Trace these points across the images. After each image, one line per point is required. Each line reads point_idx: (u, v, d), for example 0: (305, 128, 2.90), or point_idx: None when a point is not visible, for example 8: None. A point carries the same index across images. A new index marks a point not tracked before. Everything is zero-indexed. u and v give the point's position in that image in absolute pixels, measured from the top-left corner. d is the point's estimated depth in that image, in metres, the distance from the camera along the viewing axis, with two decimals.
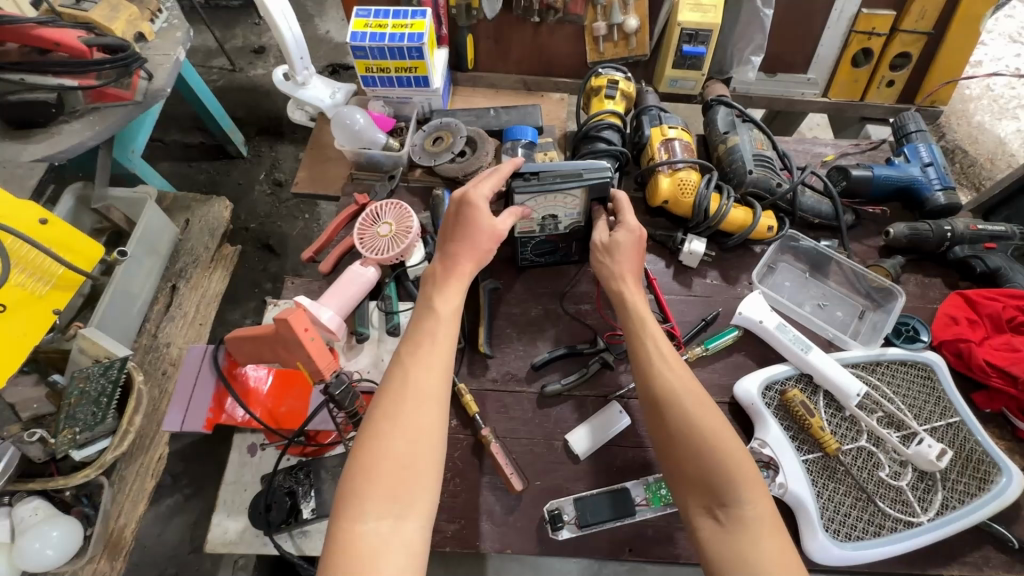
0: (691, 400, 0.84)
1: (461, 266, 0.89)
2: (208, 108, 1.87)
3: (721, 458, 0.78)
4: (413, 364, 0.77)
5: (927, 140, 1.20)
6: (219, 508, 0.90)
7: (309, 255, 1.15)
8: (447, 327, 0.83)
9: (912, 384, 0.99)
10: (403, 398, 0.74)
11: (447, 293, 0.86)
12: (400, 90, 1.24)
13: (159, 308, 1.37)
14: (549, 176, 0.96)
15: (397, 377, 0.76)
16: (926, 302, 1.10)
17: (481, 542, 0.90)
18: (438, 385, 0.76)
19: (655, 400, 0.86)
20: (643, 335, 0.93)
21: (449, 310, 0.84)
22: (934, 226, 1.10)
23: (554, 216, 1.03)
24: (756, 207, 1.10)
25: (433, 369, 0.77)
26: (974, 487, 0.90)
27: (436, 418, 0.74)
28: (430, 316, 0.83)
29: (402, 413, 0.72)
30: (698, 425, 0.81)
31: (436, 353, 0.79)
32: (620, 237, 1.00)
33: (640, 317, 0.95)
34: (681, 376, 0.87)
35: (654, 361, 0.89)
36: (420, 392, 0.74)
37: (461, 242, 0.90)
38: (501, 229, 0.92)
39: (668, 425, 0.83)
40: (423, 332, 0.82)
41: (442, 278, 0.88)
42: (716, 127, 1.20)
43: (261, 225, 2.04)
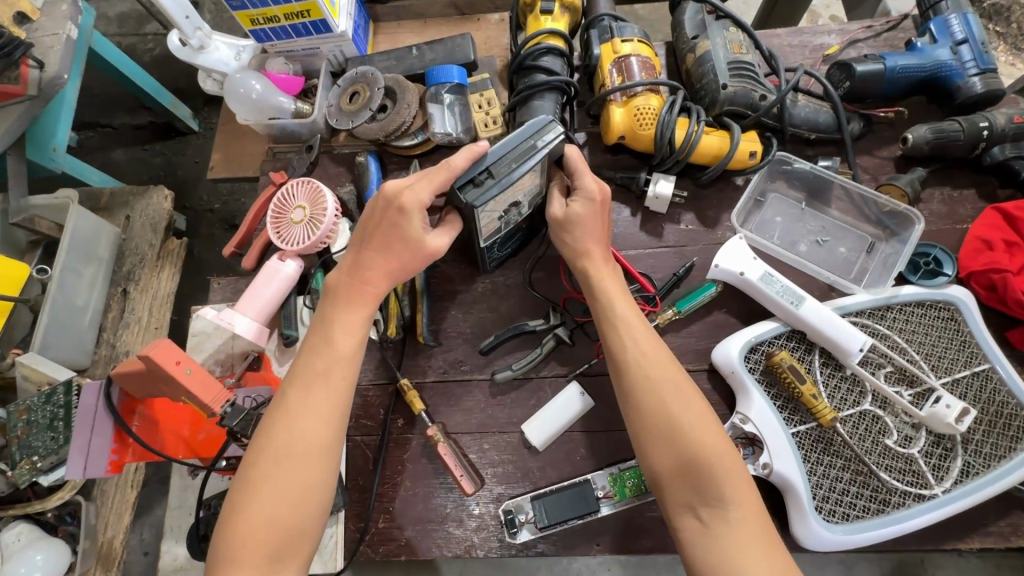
0: (672, 392, 0.69)
1: (374, 285, 0.75)
2: (138, 85, 1.71)
3: (707, 458, 0.64)
4: (298, 409, 0.68)
5: (961, 9, 0.93)
6: (167, 535, 0.86)
7: (231, 250, 1.04)
8: (337, 364, 0.71)
9: (931, 328, 0.82)
10: (283, 454, 0.65)
11: (348, 321, 0.74)
12: (301, 41, 1.04)
13: (113, 316, 1.33)
14: (506, 165, 0.72)
15: (280, 426, 0.67)
16: (953, 223, 0.90)
17: (438, 548, 0.84)
18: (328, 434, 0.67)
19: (629, 392, 0.70)
20: (611, 315, 0.75)
21: (348, 342, 0.72)
22: (966, 124, 0.87)
23: (518, 203, 0.80)
24: (733, 129, 0.89)
25: (321, 417, 0.68)
26: (1003, 448, 0.76)
27: (321, 473, 0.66)
28: (325, 350, 0.72)
29: (280, 470, 0.64)
30: (680, 419, 0.67)
31: (330, 397, 0.69)
32: (577, 209, 0.79)
33: (605, 291, 0.77)
34: (659, 362, 0.71)
35: (627, 345, 0.73)
36: (305, 445, 0.66)
37: (375, 256, 0.75)
38: (436, 247, 0.76)
39: (642, 419, 0.68)
40: (317, 372, 0.70)
41: (349, 292, 0.75)
42: (682, 33, 0.97)
43: (225, 204, 1.91)
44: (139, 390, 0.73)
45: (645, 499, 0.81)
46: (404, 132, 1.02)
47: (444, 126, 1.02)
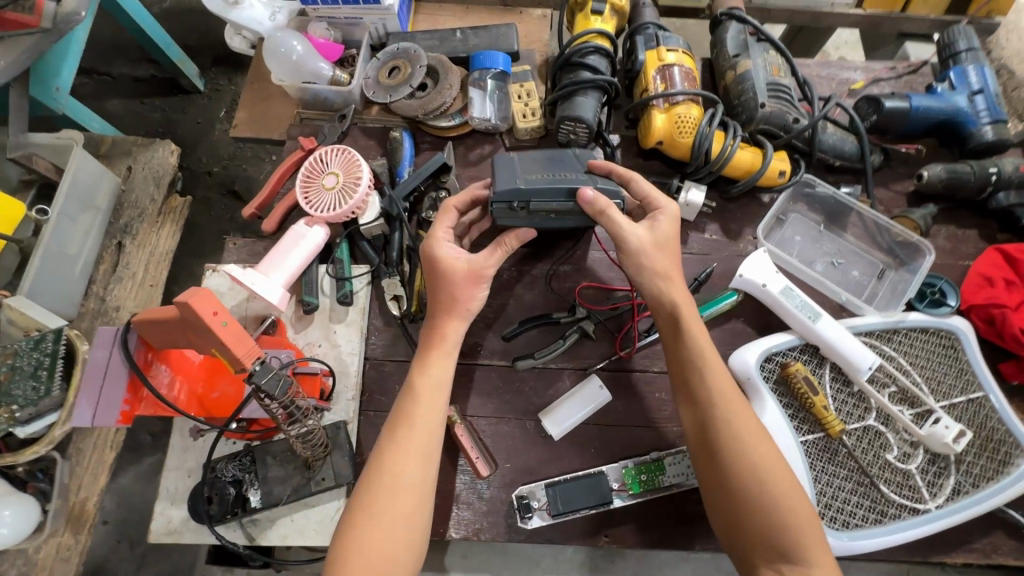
0: (761, 456, 0.68)
1: (444, 329, 0.79)
2: (147, 34, 1.64)
3: (795, 527, 0.64)
4: (398, 450, 0.71)
5: (979, 62, 1.00)
6: (162, 496, 0.83)
7: (251, 212, 1.01)
8: (429, 405, 0.74)
9: (932, 355, 0.87)
10: (393, 488, 0.68)
11: (428, 367, 0.77)
12: (346, 9, 1.03)
13: (105, 269, 1.26)
14: (542, 211, 0.78)
15: (376, 468, 0.70)
16: (957, 259, 0.96)
17: (445, 528, 0.83)
18: (422, 473, 0.70)
19: (716, 452, 0.70)
20: (701, 371, 0.74)
21: (427, 388, 0.75)
22: (977, 168, 0.93)
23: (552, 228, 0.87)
24: (765, 148, 0.93)
25: (410, 456, 0.70)
26: (992, 470, 0.81)
27: (415, 505, 0.68)
28: (408, 397, 0.75)
29: (382, 504, 0.67)
30: (769, 486, 0.66)
31: (420, 438, 0.72)
32: (665, 227, 0.79)
33: (694, 342, 0.75)
34: (748, 425, 0.70)
35: (711, 389, 0.72)
36: (395, 478, 0.69)
37: (442, 304, 0.79)
38: (481, 267, 0.79)
39: (726, 465, 0.69)
40: (403, 416, 0.73)
41: (428, 342, 0.78)
42: (724, 50, 1.00)
43: (224, 168, 1.86)
44: (162, 340, 0.70)
45: (657, 495, 0.82)
46: (442, 113, 1.02)
47: (484, 112, 1.02)
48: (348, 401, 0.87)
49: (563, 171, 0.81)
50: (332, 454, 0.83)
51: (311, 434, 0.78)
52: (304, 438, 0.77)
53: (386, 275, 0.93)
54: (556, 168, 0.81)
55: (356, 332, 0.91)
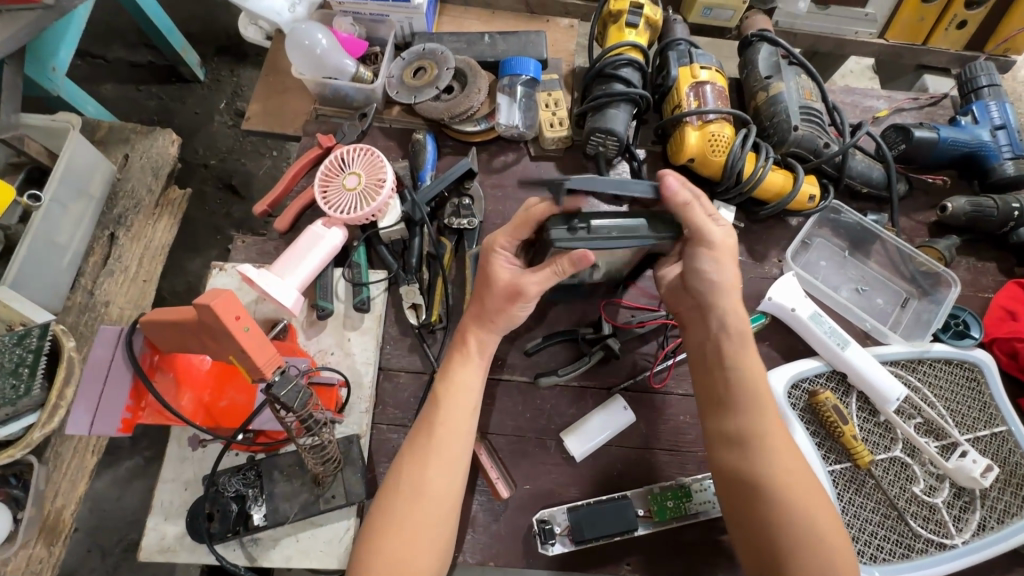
0: (801, 480, 0.67)
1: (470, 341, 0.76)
2: (150, 19, 1.58)
3: (829, 553, 0.62)
4: (420, 457, 0.68)
5: (1000, 98, 1.02)
6: (155, 510, 0.77)
7: (262, 209, 0.96)
8: (457, 410, 0.71)
9: (956, 387, 0.87)
10: (414, 499, 0.66)
11: (464, 368, 0.74)
12: (373, 5, 1.00)
13: (95, 261, 1.19)
14: (604, 230, 0.70)
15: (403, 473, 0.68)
16: (977, 291, 0.96)
17: (459, 552, 0.79)
18: (450, 481, 0.68)
19: (758, 472, 0.67)
20: (748, 388, 0.72)
21: (448, 392, 0.73)
22: (1001, 202, 0.94)
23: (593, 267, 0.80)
24: (797, 171, 0.93)
25: (430, 464, 0.68)
26: (1016, 506, 0.80)
27: (435, 515, 0.66)
28: (430, 404, 0.73)
29: (402, 514, 0.65)
30: (810, 509, 0.65)
31: (445, 446, 0.69)
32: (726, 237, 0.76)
33: (741, 362, 0.74)
34: (788, 448, 0.69)
35: (759, 411, 0.71)
36: (415, 486, 0.67)
37: (480, 306, 0.76)
38: (526, 285, 0.74)
39: (773, 489, 0.66)
40: (425, 423, 0.71)
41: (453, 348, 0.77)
42: (755, 71, 1.00)
43: (222, 161, 1.79)
44: (171, 344, 0.65)
45: (683, 523, 0.79)
46: (468, 117, 0.99)
47: (511, 119, 0.99)
48: (362, 414, 0.83)
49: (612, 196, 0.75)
50: (344, 470, 0.78)
51: (324, 448, 0.73)
52: (316, 453, 0.72)
53: (404, 282, 0.89)
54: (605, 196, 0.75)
55: (372, 340, 0.87)
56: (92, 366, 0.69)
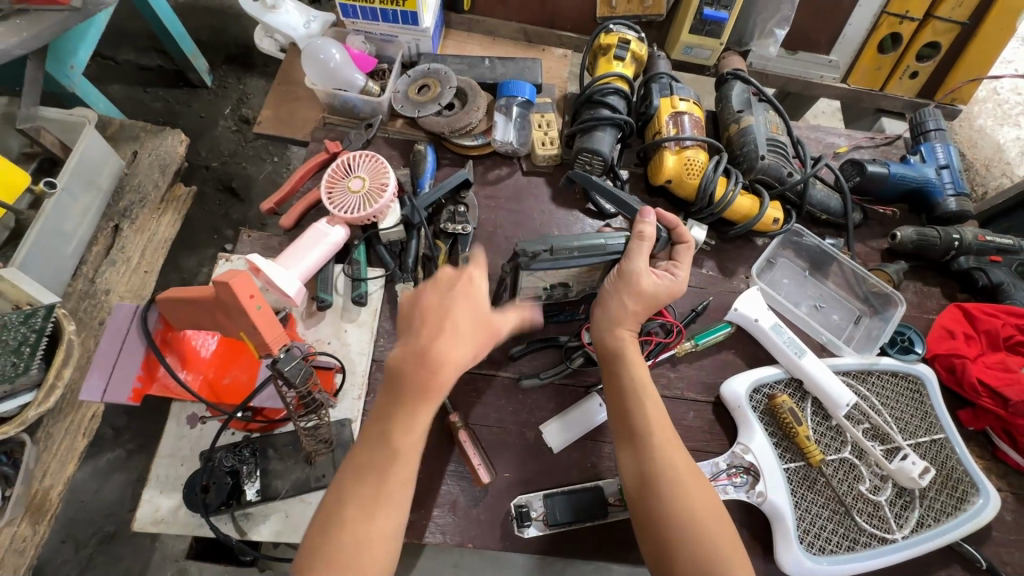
0: (688, 486, 0.71)
1: (444, 379, 0.69)
2: (165, 26, 1.65)
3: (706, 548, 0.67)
4: (368, 505, 0.64)
5: (945, 141, 1.13)
6: (151, 483, 0.80)
7: (269, 207, 1.02)
8: (409, 467, 0.67)
9: (901, 397, 0.95)
10: (357, 550, 0.62)
11: (412, 411, 0.68)
12: (384, 26, 1.09)
13: (98, 250, 1.23)
14: (566, 251, 0.79)
15: (339, 527, 0.62)
16: (922, 312, 1.06)
17: (441, 534, 0.83)
18: (393, 534, 0.64)
19: (645, 481, 0.72)
20: (638, 401, 0.77)
21: (407, 443, 0.67)
22: (943, 233, 1.04)
23: (565, 285, 0.89)
24: (763, 196, 1.02)
25: (380, 512, 0.64)
26: (951, 506, 0.88)
27: (380, 567, 0.62)
28: (384, 449, 0.67)
29: (338, 569, 0.60)
30: (687, 507, 0.69)
31: (392, 495, 0.65)
32: (681, 275, 0.85)
33: (630, 371, 0.80)
34: (677, 452, 0.74)
35: (646, 419, 0.76)
36: (359, 539, 0.62)
37: (443, 343, 0.70)
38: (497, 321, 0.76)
39: (656, 491, 0.71)
40: (372, 471, 0.65)
41: (415, 387, 0.68)
42: (729, 105, 1.10)
43: (223, 164, 1.84)
44: (182, 322, 0.71)
45: None
46: (467, 132, 1.07)
47: (506, 136, 1.08)
48: (354, 400, 0.88)
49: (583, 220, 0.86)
50: (334, 451, 0.83)
51: (318, 428, 0.78)
52: (311, 433, 0.77)
53: (401, 280, 0.97)
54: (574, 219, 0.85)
55: (367, 333, 0.93)
56: (108, 338, 0.74)
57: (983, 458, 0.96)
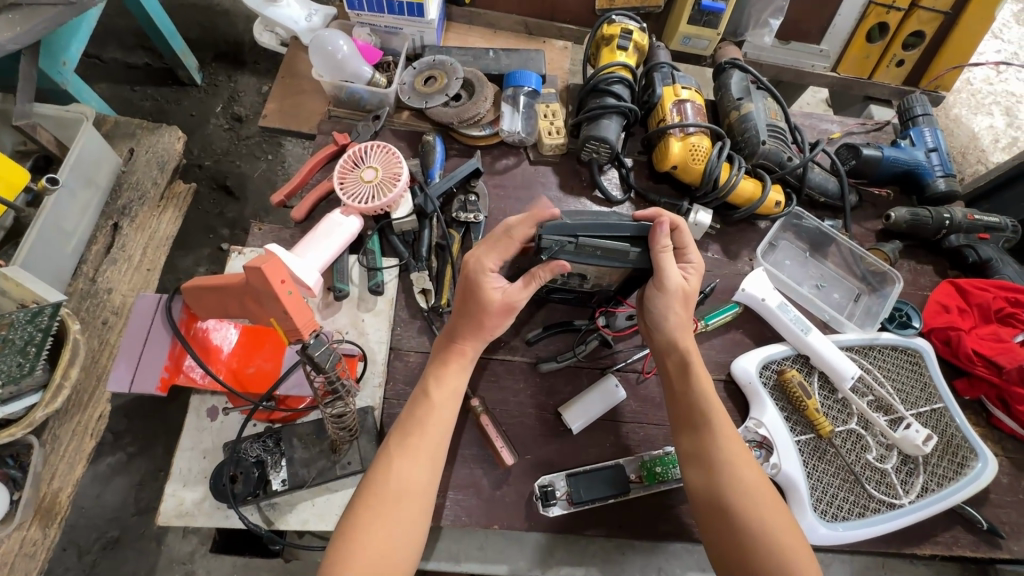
0: (752, 486, 0.75)
1: (464, 346, 0.79)
2: (154, 22, 1.63)
3: (783, 557, 0.70)
4: (409, 451, 0.71)
5: (933, 125, 1.18)
6: (173, 478, 0.80)
7: (280, 199, 1.02)
8: (443, 413, 0.74)
9: (902, 369, 0.99)
10: (398, 497, 0.69)
11: (443, 374, 0.77)
12: (389, 18, 1.10)
13: (98, 249, 1.21)
14: (591, 248, 0.77)
15: (380, 471, 0.70)
16: (917, 289, 1.10)
17: (466, 516, 0.84)
18: (427, 478, 0.71)
19: (716, 493, 0.75)
20: (703, 403, 0.80)
21: (444, 397, 0.76)
22: (934, 212, 1.09)
23: (583, 276, 0.86)
24: (765, 180, 1.06)
25: (421, 460, 0.71)
26: (953, 470, 0.92)
27: (417, 511, 0.69)
28: (422, 403, 0.75)
29: (389, 508, 0.68)
30: (761, 518, 0.72)
31: (430, 442, 0.72)
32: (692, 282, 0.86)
33: (697, 384, 0.82)
34: (745, 464, 0.77)
35: (715, 433, 0.78)
36: (401, 485, 0.69)
37: (470, 322, 0.77)
38: (514, 298, 0.77)
39: (728, 501, 0.74)
40: (414, 422, 0.74)
41: (443, 355, 0.79)
42: (729, 93, 1.13)
43: (216, 163, 1.82)
44: (206, 310, 0.71)
45: (670, 487, 0.87)
46: (474, 123, 1.08)
47: (513, 126, 1.09)
48: (375, 387, 0.89)
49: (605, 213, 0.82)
50: (359, 439, 0.83)
51: (344, 416, 0.78)
52: (337, 420, 0.77)
53: (415, 269, 0.97)
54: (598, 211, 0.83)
55: (384, 322, 0.93)
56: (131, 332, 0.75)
57: (978, 425, 1.00)
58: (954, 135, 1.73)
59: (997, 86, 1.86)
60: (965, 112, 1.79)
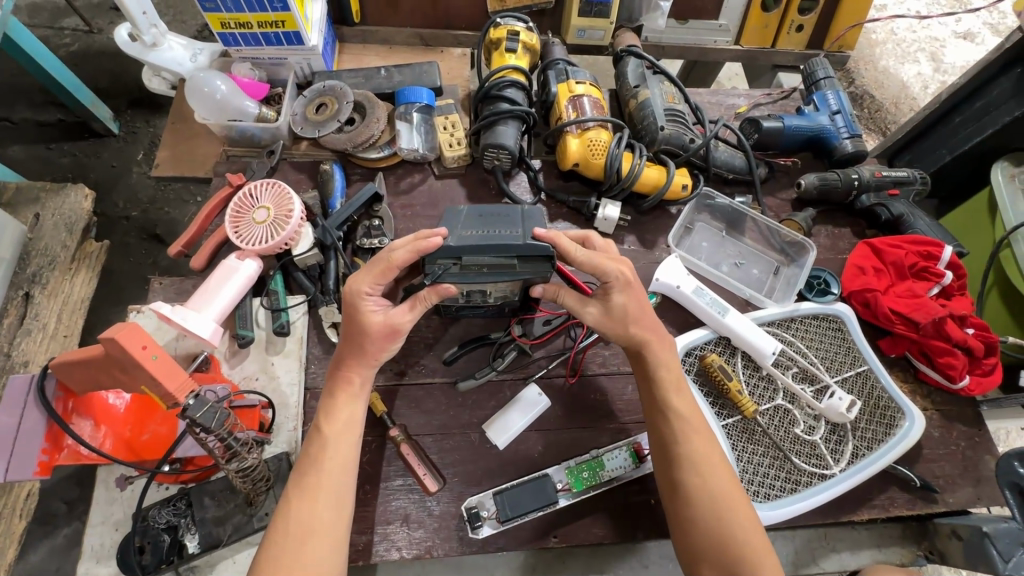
0: (714, 472, 0.75)
1: (352, 374, 0.77)
2: (54, 77, 1.58)
3: (736, 544, 0.70)
4: (308, 490, 0.69)
5: (835, 87, 1.18)
6: (85, 556, 0.77)
7: (178, 250, 1.00)
8: (339, 446, 0.73)
9: (824, 337, 0.99)
10: (301, 538, 0.66)
11: (343, 401, 0.76)
12: (270, 49, 1.07)
13: (10, 322, 1.17)
14: (475, 266, 0.76)
15: (280, 519, 0.68)
16: (836, 254, 1.10)
17: (395, 550, 0.83)
18: (337, 516, 0.69)
19: (676, 479, 0.76)
20: (667, 394, 0.81)
21: (338, 428, 0.74)
22: (842, 175, 1.09)
23: (482, 290, 0.84)
24: (669, 165, 1.05)
25: (320, 500, 0.69)
26: (882, 432, 0.92)
27: (328, 549, 0.67)
28: (317, 438, 0.74)
29: (294, 553, 0.65)
30: (720, 504, 0.73)
31: (331, 477, 0.70)
32: (621, 296, 0.82)
33: (660, 376, 0.82)
34: (709, 452, 0.77)
35: (677, 423, 0.79)
36: (303, 527, 0.67)
37: (351, 349, 0.77)
38: (397, 321, 0.76)
39: (687, 488, 0.75)
40: (311, 459, 0.72)
41: (333, 385, 0.77)
42: (626, 81, 1.12)
43: (144, 212, 1.78)
44: (82, 384, 0.69)
45: (600, 490, 0.87)
46: (370, 145, 1.06)
47: (411, 143, 1.07)
48: (290, 432, 0.87)
49: (502, 230, 0.79)
50: (274, 488, 0.81)
51: (251, 470, 0.75)
52: (244, 475, 0.75)
53: (323, 303, 0.94)
54: (497, 227, 0.79)
55: (295, 362, 0.91)
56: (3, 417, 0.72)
57: (906, 382, 1.01)
58: (883, 87, 1.72)
59: (921, 33, 1.85)
60: (892, 63, 1.77)
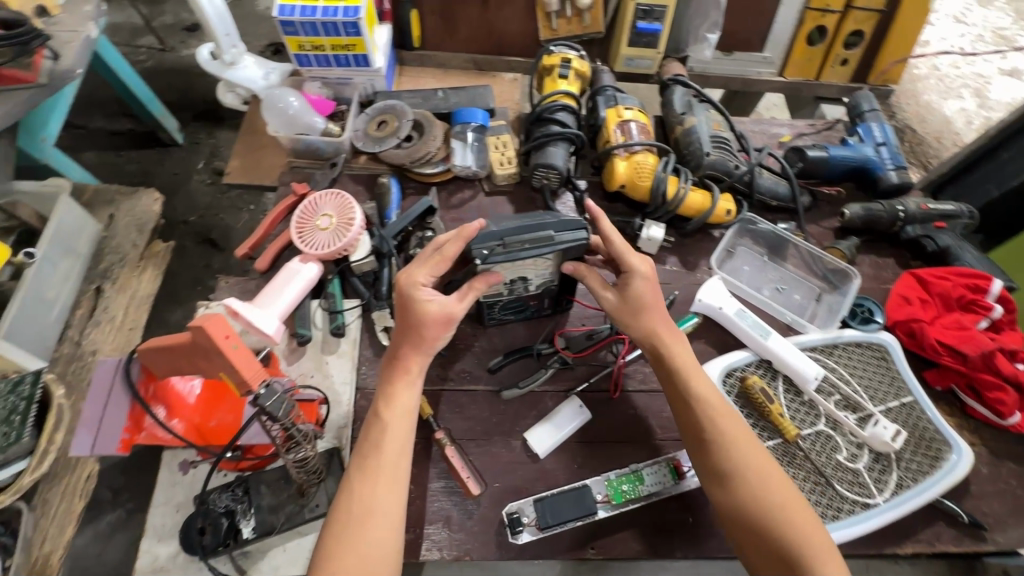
0: (740, 448, 0.77)
1: (409, 361, 0.80)
2: (133, 91, 1.71)
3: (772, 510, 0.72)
4: (368, 476, 0.72)
5: (881, 120, 1.19)
6: (148, 533, 0.82)
7: (245, 251, 1.07)
8: (396, 438, 0.76)
9: (867, 366, 0.98)
10: (361, 522, 0.69)
11: (402, 389, 0.79)
12: (339, 70, 1.15)
13: (82, 313, 1.26)
14: (518, 244, 0.80)
15: (342, 505, 0.71)
16: (879, 283, 1.11)
17: (436, 552, 0.85)
18: (394, 507, 0.71)
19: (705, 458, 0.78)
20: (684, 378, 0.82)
21: (395, 417, 0.77)
22: (887, 206, 1.10)
23: (525, 278, 0.88)
24: (713, 190, 1.07)
25: (377, 488, 0.72)
26: (928, 464, 0.91)
27: (385, 536, 0.69)
28: (375, 424, 0.77)
29: (354, 537, 0.68)
30: (749, 476, 0.75)
31: (388, 466, 0.73)
32: (638, 286, 0.84)
33: (675, 363, 0.83)
34: (731, 429, 0.78)
35: (695, 406, 0.80)
36: (363, 512, 0.70)
37: (409, 337, 0.80)
38: (451, 309, 0.79)
39: (716, 467, 0.76)
40: (370, 446, 0.75)
41: (392, 369, 0.80)
42: (673, 108, 1.16)
43: (201, 217, 1.88)
44: (163, 369, 0.75)
45: (637, 505, 0.88)
46: (427, 161, 1.12)
47: (465, 160, 1.14)
48: (341, 428, 0.90)
49: (535, 217, 0.85)
50: (325, 481, 0.84)
51: (307, 462, 0.79)
52: (301, 466, 0.78)
53: (377, 307, 0.99)
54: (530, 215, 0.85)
55: (348, 362, 0.96)
56: (93, 399, 0.81)
57: (953, 416, 0.99)
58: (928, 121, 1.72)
59: (965, 69, 1.85)
60: (936, 97, 1.77)
